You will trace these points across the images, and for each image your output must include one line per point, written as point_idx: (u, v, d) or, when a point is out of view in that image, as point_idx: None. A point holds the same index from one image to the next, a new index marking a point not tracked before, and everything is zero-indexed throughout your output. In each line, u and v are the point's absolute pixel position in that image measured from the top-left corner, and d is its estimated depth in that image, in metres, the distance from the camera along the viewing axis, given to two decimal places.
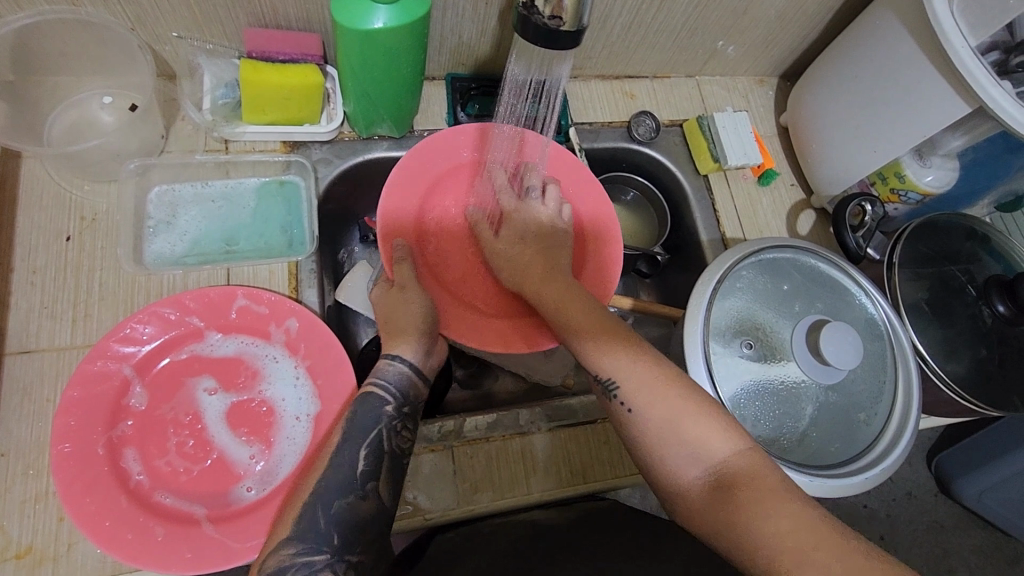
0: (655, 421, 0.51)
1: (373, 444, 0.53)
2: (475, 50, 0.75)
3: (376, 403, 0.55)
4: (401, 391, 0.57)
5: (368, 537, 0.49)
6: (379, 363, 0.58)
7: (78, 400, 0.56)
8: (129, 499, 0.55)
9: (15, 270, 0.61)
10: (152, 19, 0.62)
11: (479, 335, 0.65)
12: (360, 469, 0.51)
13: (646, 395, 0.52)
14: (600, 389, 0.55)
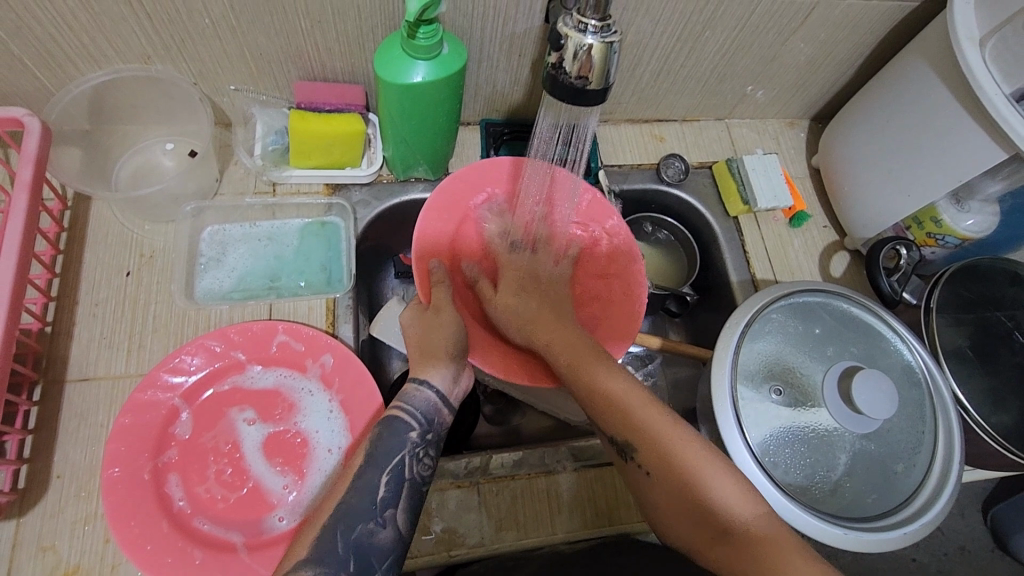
0: (667, 473, 0.51)
1: (395, 471, 0.52)
2: (509, 97, 0.79)
3: (400, 428, 0.54)
4: (425, 416, 0.56)
5: (389, 564, 0.49)
6: (407, 387, 0.58)
7: (129, 426, 0.60)
8: (169, 524, 0.57)
9: (80, 303, 0.66)
10: (212, 74, 0.68)
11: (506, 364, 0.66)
12: (380, 495, 0.51)
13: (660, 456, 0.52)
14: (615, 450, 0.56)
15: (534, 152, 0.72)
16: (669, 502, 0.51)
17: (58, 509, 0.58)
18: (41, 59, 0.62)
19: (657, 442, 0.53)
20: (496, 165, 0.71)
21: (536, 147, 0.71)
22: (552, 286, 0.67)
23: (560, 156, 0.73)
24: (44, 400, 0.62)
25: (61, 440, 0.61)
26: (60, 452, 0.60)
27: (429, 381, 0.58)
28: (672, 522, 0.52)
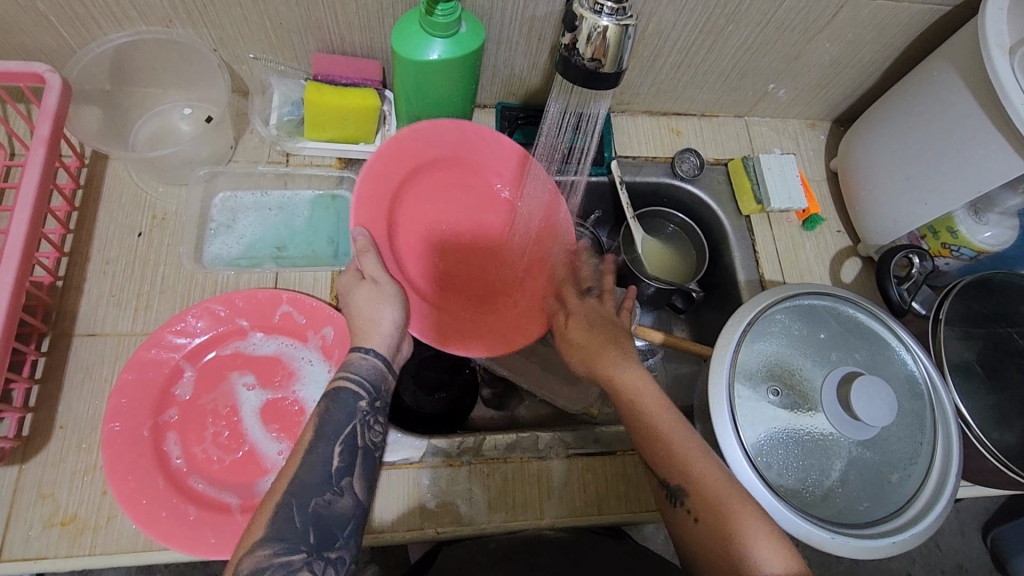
0: (713, 525, 0.49)
1: (347, 441, 0.51)
2: (526, 81, 0.79)
3: (348, 398, 0.53)
4: (372, 384, 0.55)
5: (348, 533, 0.48)
6: (350, 355, 0.56)
7: (131, 382, 0.61)
8: (166, 480, 0.59)
9: (92, 260, 0.67)
10: (232, 42, 0.68)
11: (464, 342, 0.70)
12: (334, 466, 0.49)
13: (714, 501, 0.50)
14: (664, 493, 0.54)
15: (544, 139, 0.77)
16: (704, 543, 0.50)
17: (59, 458, 0.60)
18: (65, 16, 0.62)
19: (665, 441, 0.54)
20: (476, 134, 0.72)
21: (546, 136, 0.76)
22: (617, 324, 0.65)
23: (567, 145, 0.77)
24: (51, 352, 0.63)
25: (67, 392, 0.62)
26: (65, 404, 0.62)
27: (366, 348, 0.57)
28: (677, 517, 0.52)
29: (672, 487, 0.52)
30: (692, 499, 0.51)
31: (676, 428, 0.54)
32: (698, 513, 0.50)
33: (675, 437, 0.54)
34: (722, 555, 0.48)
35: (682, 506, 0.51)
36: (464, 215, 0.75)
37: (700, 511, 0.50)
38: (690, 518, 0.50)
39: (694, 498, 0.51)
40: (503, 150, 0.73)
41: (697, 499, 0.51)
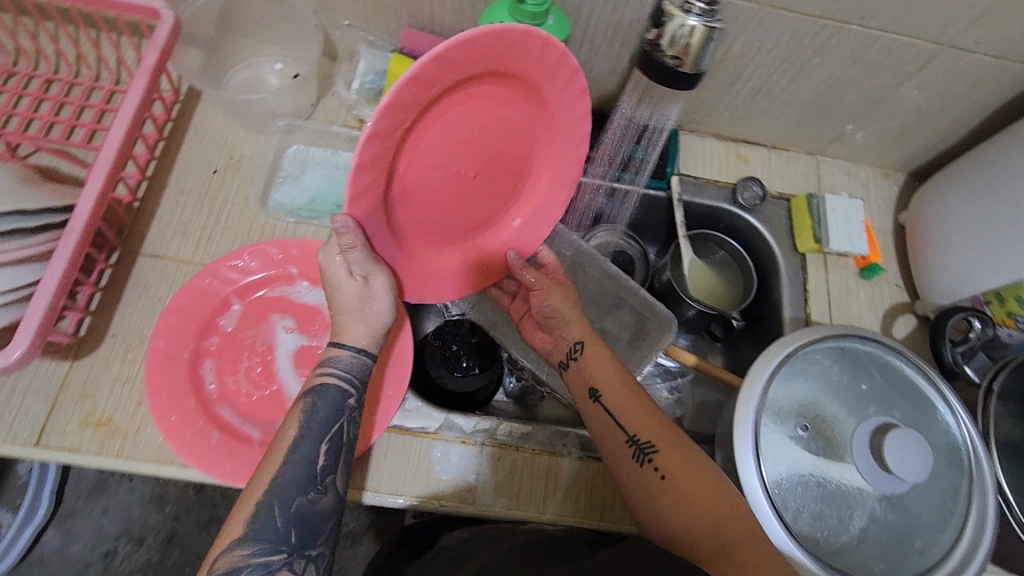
0: (680, 485, 0.51)
1: (335, 438, 0.51)
2: (600, 86, 0.80)
3: (332, 395, 0.52)
4: (357, 378, 0.54)
5: (329, 531, 0.49)
6: (331, 349, 0.55)
7: (181, 305, 0.64)
8: (196, 402, 0.61)
9: (168, 188, 0.72)
10: (332, 7, 0.72)
11: (452, 288, 0.67)
12: (319, 464, 0.49)
13: (683, 463, 0.52)
14: (631, 449, 0.55)
15: (605, 143, 0.80)
16: (680, 510, 0.50)
17: (106, 363, 0.63)
18: None
19: (634, 402, 0.57)
20: (537, 48, 0.50)
21: (609, 139, 0.80)
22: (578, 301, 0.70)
23: (626, 155, 0.81)
24: (118, 265, 0.68)
25: (124, 304, 0.66)
26: (120, 315, 0.66)
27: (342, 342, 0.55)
28: (643, 477, 0.53)
29: (640, 446, 0.54)
30: (661, 457, 0.53)
31: (645, 399, 0.58)
32: (665, 470, 0.52)
33: (642, 408, 0.57)
34: (694, 521, 0.49)
35: (653, 464, 0.53)
36: (483, 133, 0.56)
37: (670, 472, 0.52)
38: (660, 476, 0.52)
39: (663, 454, 0.53)
40: (563, 88, 0.57)
41: (664, 458, 0.53)
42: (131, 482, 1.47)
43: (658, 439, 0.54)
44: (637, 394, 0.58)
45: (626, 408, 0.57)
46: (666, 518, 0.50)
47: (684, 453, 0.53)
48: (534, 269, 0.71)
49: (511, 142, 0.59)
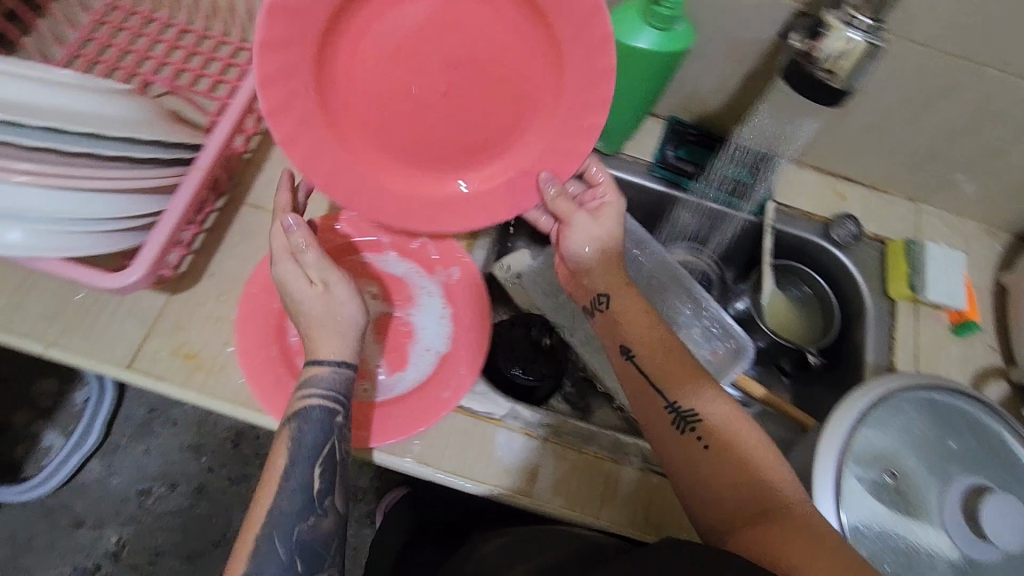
0: (725, 457, 0.52)
1: (326, 459, 0.52)
2: (706, 101, 0.79)
3: (316, 415, 0.52)
4: (338, 391, 0.54)
5: (334, 549, 0.52)
6: (309, 364, 0.54)
7: (279, 254, 0.67)
8: (280, 351, 0.63)
9: (277, 145, 0.74)
10: None
11: (459, 219, 0.63)
12: (314, 489, 0.51)
13: (729, 435, 0.53)
14: (672, 415, 0.56)
15: (717, 167, 0.81)
16: (720, 476, 0.52)
17: (199, 300, 0.66)
18: None
19: (675, 363, 0.57)
20: None
21: (721, 164, 0.81)
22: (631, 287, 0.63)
23: (738, 179, 0.81)
24: (222, 211, 0.70)
25: (224, 248, 0.69)
26: (219, 257, 0.68)
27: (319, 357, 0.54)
28: (686, 445, 0.54)
29: (680, 413, 0.55)
30: (704, 425, 0.54)
31: (687, 356, 0.58)
32: (709, 439, 0.53)
33: (682, 366, 0.57)
34: (737, 494, 0.50)
35: (694, 430, 0.54)
36: (437, 36, 0.56)
37: (713, 441, 0.53)
38: (703, 446, 0.53)
39: (707, 424, 0.54)
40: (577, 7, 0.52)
41: (709, 429, 0.54)
42: (173, 428, 1.51)
43: (700, 403, 0.55)
44: (678, 352, 0.58)
45: (664, 368, 0.57)
46: (708, 487, 0.52)
47: (727, 423, 0.54)
48: (567, 198, 0.63)
49: (507, 58, 0.57)
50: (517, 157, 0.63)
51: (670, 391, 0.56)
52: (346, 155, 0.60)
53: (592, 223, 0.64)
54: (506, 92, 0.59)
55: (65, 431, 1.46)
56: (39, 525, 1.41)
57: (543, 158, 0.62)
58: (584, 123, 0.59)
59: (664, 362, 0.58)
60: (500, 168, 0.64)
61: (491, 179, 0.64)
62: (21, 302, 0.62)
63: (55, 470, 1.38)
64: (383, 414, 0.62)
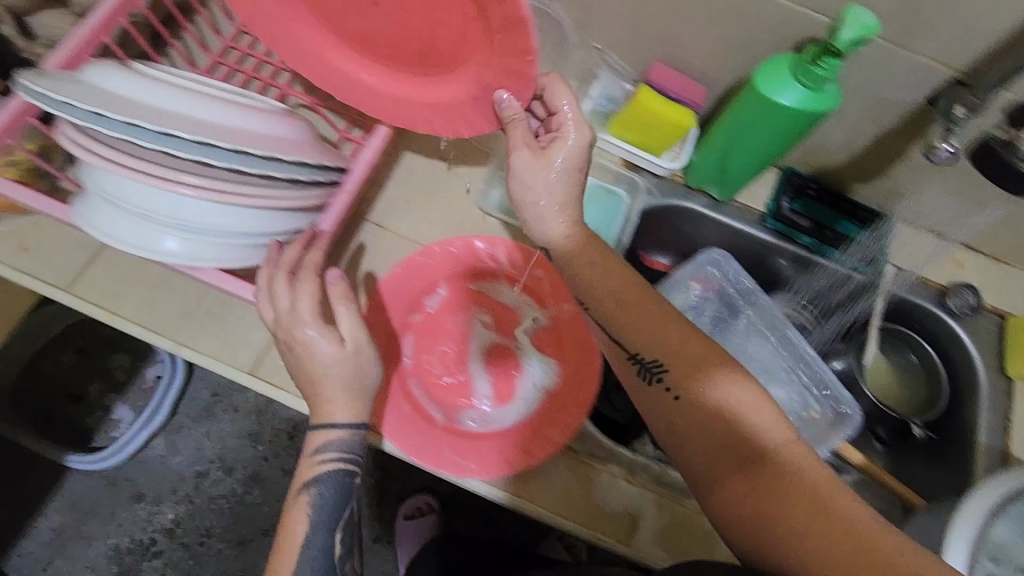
0: (698, 407, 0.53)
1: (342, 524, 0.59)
2: (829, 156, 0.78)
3: (333, 484, 0.58)
4: (352, 457, 0.59)
5: None
6: (320, 431, 0.58)
7: (401, 277, 0.68)
8: (395, 372, 0.64)
9: (398, 165, 0.76)
10: (590, 28, 0.74)
11: (410, 120, 0.66)
12: (336, 553, 0.58)
13: (692, 379, 0.54)
14: (639, 365, 0.57)
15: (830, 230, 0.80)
16: (694, 427, 0.54)
17: None
18: None
19: (648, 314, 0.57)
20: None
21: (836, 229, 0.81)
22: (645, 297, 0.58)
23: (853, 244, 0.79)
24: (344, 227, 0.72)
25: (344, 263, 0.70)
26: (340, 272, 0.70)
27: (333, 420, 0.58)
28: (652, 393, 0.56)
29: (646, 364, 0.57)
30: (670, 376, 0.55)
31: (654, 300, 0.58)
32: (678, 391, 0.54)
33: (654, 317, 0.57)
34: (719, 446, 0.53)
35: (665, 383, 0.55)
36: None
37: (684, 393, 0.54)
38: (674, 398, 0.54)
39: (672, 375, 0.55)
40: None
41: (675, 378, 0.55)
42: (233, 413, 1.53)
43: (662, 352, 0.56)
44: (635, 301, 0.58)
45: (638, 328, 0.57)
46: (686, 437, 0.54)
47: (696, 372, 0.54)
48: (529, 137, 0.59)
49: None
50: (465, 75, 0.60)
51: (636, 343, 0.57)
52: (338, 55, 0.67)
53: (535, 162, 0.59)
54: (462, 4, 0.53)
55: (134, 406, 1.48)
56: (101, 496, 1.44)
57: (477, 76, 0.58)
58: (514, 41, 0.51)
59: (642, 325, 0.57)
60: (463, 84, 0.60)
61: (454, 94, 0.62)
62: (156, 301, 0.65)
63: (129, 442, 1.41)
64: (489, 446, 0.63)
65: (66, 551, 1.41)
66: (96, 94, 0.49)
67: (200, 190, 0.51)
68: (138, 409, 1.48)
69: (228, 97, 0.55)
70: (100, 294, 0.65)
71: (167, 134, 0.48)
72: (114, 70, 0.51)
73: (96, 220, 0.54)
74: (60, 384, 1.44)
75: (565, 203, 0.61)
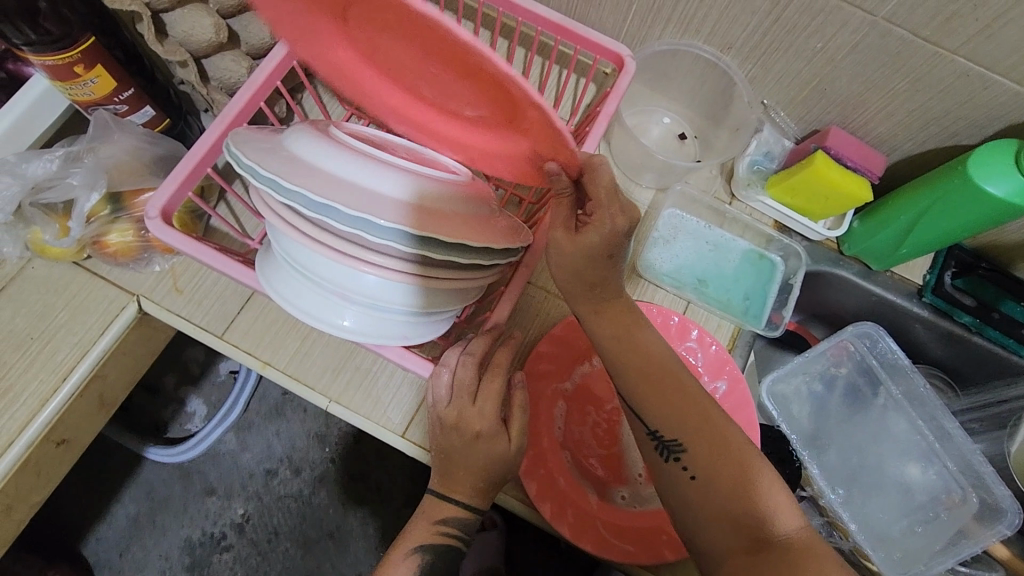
0: (715, 486, 0.49)
1: None
2: (1001, 236, 0.73)
3: (446, 550, 0.58)
4: (466, 525, 0.58)
5: None
6: (435, 507, 0.58)
7: (560, 339, 0.65)
8: (549, 443, 0.62)
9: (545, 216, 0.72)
10: (763, 84, 0.69)
11: (480, 159, 0.57)
12: None
13: (712, 460, 0.49)
14: (653, 443, 0.52)
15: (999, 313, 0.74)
16: (707, 507, 0.49)
17: None
18: (648, 12, 0.67)
19: (671, 389, 0.52)
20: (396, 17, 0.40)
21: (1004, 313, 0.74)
22: (647, 348, 0.53)
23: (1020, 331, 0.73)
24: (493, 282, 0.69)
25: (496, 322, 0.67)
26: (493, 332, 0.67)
27: (457, 495, 0.57)
28: (669, 475, 0.51)
29: (664, 443, 0.51)
30: (687, 454, 0.50)
31: (679, 378, 0.52)
32: (694, 470, 0.50)
33: (669, 388, 0.52)
34: (731, 520, 0.48)
35: (679, 462, 0.50)
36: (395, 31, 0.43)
37: (697, 472, 0.50)
38: (689, 478, 0.50)
39: (689, 453, 0.50)
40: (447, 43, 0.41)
41: (693, 457, 0.50)
42: (304, 414, 1.31)
43: (680, 432, 0.51)
44: (655, 369, 0.52)
45: (654, 399, 0.52)
46: (694, 514, 0.50)
47: (711, 447, 0.50)
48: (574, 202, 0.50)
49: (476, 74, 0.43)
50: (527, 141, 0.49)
51: (652, 418, 0.52)
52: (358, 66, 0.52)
53: (566, 247, 0.50)
54: (528, 99, 0.42)
55: (208, 401, 1.28)
56: (172, 488, 1.25)
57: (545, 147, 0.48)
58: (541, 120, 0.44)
59: (658, 397, 0.52)
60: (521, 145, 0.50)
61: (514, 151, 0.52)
62: (308, 352, 0.64)
63: (206, 438, 1.22)
64: (644, 533, 0.60)
65: (142, 540, 1.22)
66: (317, 179, 0.46)
67: (413, 280, 0.48)
68: (213, 405, 1.28)
69: (436, 175, 0.51)
70: (252, 343, 0.64)
71: (397, 230, 0.44)
72: (318, 145, 0.48)
73: (288, 292, 0.51)
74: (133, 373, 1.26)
75: (592, 282, 0.52)
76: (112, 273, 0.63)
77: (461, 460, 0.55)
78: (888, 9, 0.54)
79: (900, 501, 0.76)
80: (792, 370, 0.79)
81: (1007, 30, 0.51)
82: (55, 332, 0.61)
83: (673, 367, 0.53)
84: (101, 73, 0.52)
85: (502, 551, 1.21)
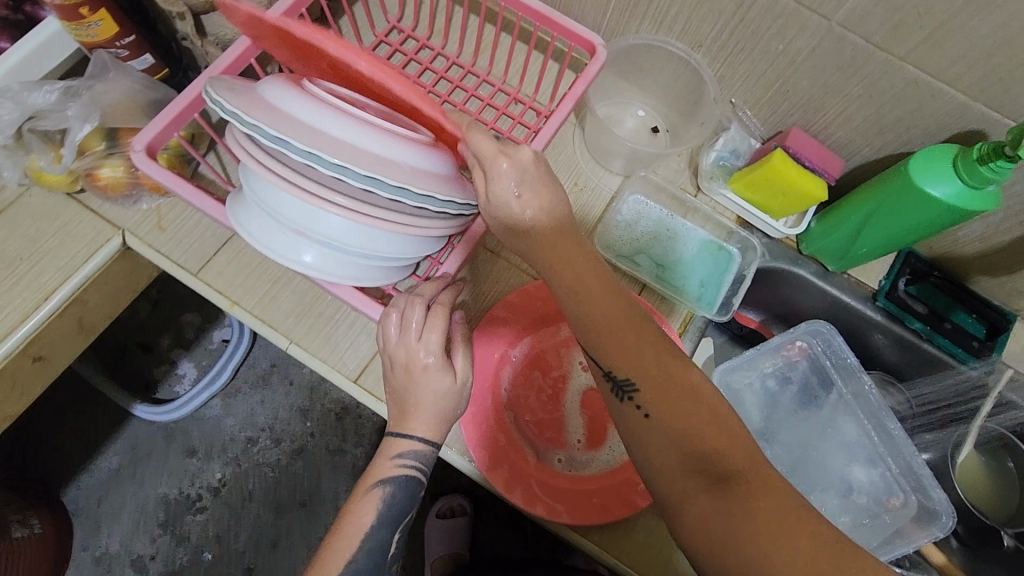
0: (670, 426, 0.48)
1: (404, 526, 0.61)
2: (955, 247, 0.75)
3: (405, 484, 0.59)
4: (421, 460, 0.59)
5: None
6: (393, 444, 0.59)
7: (513, 304, 0.68)
8: (493, 403, 0.66)
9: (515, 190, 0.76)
10: (730, 83, 0.73)
11: None
12: (390, 552, 0.60)
13: (667, 402, 0.48)
14: (608, 386, 0.51)
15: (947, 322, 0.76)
16: (662, 446, 0.48)
17: None
18: (624, 7, 0.71)
19: (630, 330, 0.51)
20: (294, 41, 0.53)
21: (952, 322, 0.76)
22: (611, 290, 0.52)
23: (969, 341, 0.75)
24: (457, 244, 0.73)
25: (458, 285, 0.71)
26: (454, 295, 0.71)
27: (411, 432, 0.58)
28: (624, 415, 0.50)
29: (618, 383, 0.50)
30: (643, 394, 0.49)
31: (642, 323, 0.51)
32: (649, 408, 0.49)
33: (627, 326, 0.51)
34: (688, 459, 0.47)
35: (633, 402, 0.49)
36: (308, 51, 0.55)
37: (654, 410, 0.49)
38: (644, 417, 0.49)
39: (644, 393, 0.49)
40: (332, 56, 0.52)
41: (650, 396, 0.49)
42: (288, 385, 1.34)
43: (640, 374, 0.50)
44: (615, 311, 0.51)
45: (611, 340, 0.50)
46: (648, 453, 0.49)
47: (666, 386, 0.49)
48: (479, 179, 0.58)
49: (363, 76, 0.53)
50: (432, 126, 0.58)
51: (610, 359, 0.50)
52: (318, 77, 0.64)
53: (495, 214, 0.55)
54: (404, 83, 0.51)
55: (199, 364, 1.32)
56: (156, 443, 1.29)
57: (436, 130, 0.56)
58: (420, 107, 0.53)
59: (616, 337, 0.50)
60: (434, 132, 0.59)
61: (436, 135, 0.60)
62: (275, 296, 0.68)
63: (190, 401, 1.25)
64: (575, 492, 0.63)
65: (120, 491, 1.26)
66: (273, 115, 0.50)
67: (360, 215, 0.50)
68: (203, 368, 1.32)
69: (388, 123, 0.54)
70: (225, 283, 0.68)
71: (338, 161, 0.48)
72: (278, 89, 0.52)
73: (251, 227, 0.55)
74: (133, 330, 1.30)
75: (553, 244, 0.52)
76: (102, 207, 0.68)
77: (407, 400, 0.57)
78: (841, 16, 0.57)
79: (842, 498, 0.77)
80: (748, 363, 0.81)
81: (951, 41, 0.54)
82: (43, 256, 0.65)
83: (632, 306, 0.52)
84: (104, 17, 0.58)
85: (468, 538, 1.22)
